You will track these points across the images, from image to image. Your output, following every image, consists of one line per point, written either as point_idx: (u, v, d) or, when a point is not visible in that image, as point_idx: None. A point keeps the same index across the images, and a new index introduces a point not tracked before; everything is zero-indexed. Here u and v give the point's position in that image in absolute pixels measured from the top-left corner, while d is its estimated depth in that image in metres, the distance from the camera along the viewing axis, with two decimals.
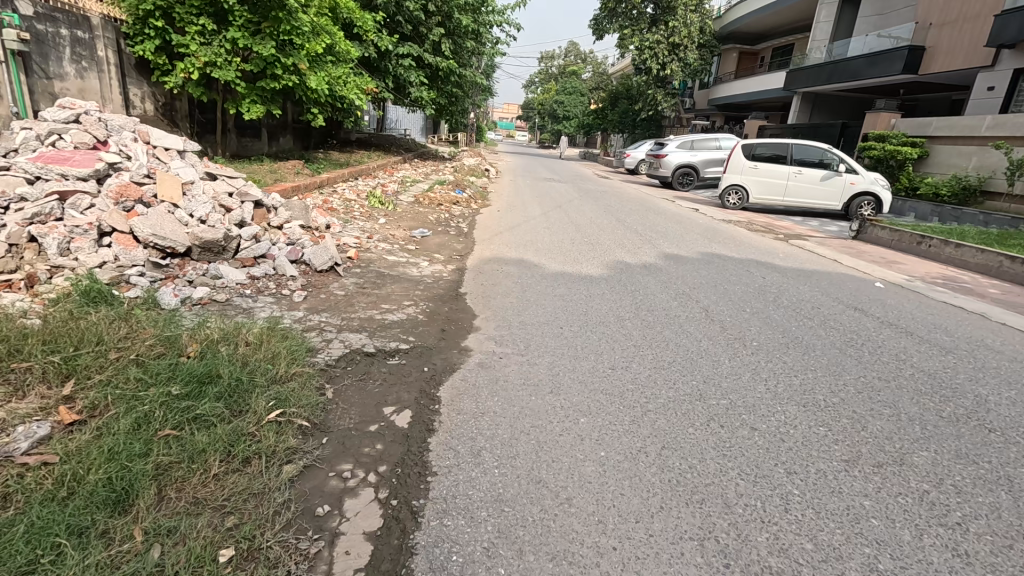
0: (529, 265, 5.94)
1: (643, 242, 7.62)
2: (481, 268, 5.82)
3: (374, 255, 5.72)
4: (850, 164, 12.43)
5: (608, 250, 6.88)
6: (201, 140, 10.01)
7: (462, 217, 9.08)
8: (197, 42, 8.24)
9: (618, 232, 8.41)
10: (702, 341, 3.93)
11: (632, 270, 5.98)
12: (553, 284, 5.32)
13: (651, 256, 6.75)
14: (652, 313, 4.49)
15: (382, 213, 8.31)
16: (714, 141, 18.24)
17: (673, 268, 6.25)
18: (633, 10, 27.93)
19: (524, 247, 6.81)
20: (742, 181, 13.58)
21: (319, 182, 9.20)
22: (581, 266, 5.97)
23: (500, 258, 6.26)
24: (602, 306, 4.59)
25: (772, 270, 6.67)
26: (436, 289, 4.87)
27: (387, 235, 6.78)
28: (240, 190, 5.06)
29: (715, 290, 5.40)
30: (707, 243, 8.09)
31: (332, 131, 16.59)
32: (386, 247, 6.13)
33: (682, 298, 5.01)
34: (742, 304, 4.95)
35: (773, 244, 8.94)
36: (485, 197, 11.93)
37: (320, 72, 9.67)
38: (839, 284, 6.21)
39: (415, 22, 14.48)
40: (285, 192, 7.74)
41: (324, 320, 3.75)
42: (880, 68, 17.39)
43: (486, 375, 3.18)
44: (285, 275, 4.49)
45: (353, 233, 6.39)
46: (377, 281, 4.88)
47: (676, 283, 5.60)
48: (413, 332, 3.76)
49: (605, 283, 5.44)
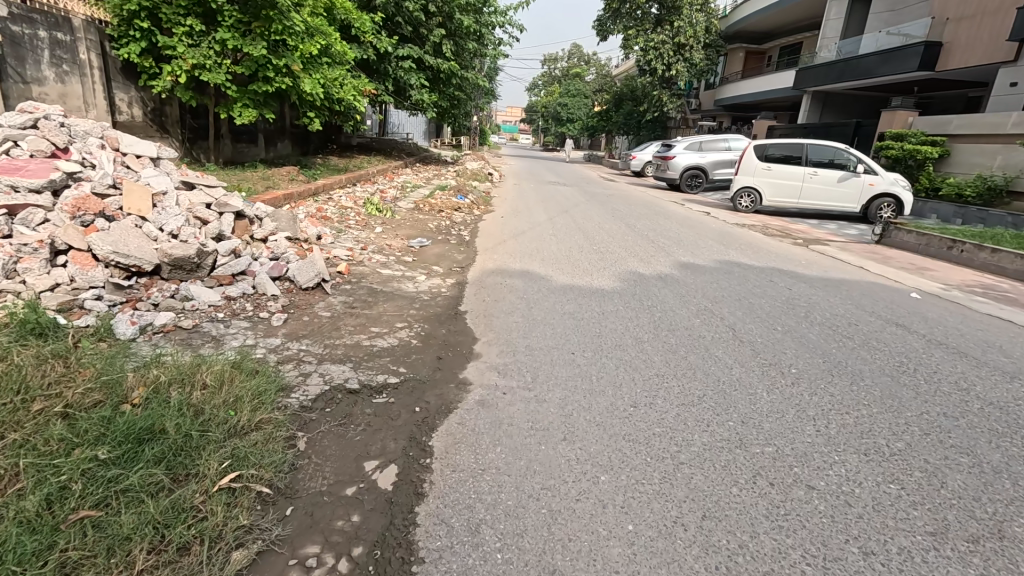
0: (535, 278, 5.49)
1: (656, 250, 7.15)
2: (483, 281, 5.38)
3: (368, 268, 5.28)
4: (869, 164, 11.89)
5: (619, 260, 6.41)
6: (193, 146, 9.66)
7: (463, 225, 8.64)
8: (184, 44, 7.86)
9: (628, 239, 7.95)
10: (734, 368, 3.45)
11: (646, 282, 5.51)
12: (562, 299, 4.86)
13: (665, 265, 6.26)
14: (673, 334, 4.01)
15: (379, 221, 7.89)
16: (723, 141, 17.79)
17: (691, 279, 5.77)
18: (638, 11, 27.51)
19: (530, 257, 6.36)
20: (754, 182, 13.09)
21: (315, 189, 8.79)
22: (591, 279, 5.51)
23: (503, 269, 5.80)
24: (618, 326, 4.12)
25: (797, 279, 6.17)
26: (434, 307, 4.42)
27: (383, 246, 6.34)
28: (219, 200, 4.64)
29: (739, 304, 4.92)
30: (724, 250, 7.60)
31: (331, 136, 16.24)
32: (381, 259, 5.69)
33: (704, 315, 4.53)
34: (771, 321, 4.47)
35: (792, 249, 8.44)
36: (488, 202, 11.49)
37: (314, 74, 9.27)
38: (872, 295, 5.71)
39: (415, 23, 14.10)
40: (277, 200, 7.32)
41: (304, 350, 3.30)
42: (894, 65, 16.83)
43: (487, 417, 2.73)
44: (265, 294, 4.06)
45: (346, 245, 5.96)
46: (369, 300, 4.43)
47: (696, 296, 5.11)
48: (404, 362, 3.32)
49: (619, 297, 4.97)
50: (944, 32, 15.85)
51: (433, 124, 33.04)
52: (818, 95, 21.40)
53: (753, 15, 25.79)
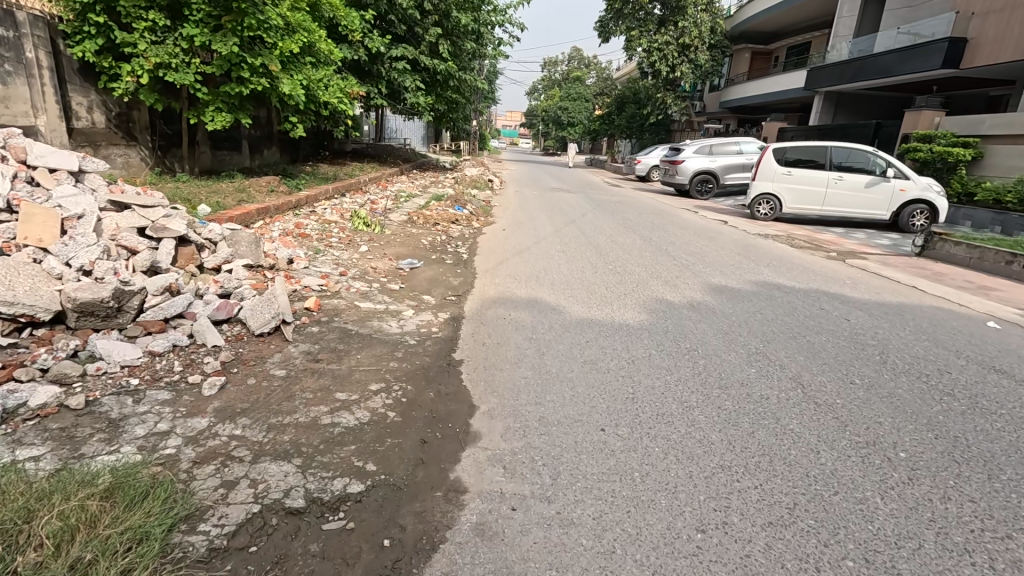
0: (545, 309, 4.61)
1: (679, 269, 6.29)
2: (482, 313, 4.50)
3: (344, 302, 4.37)
4: (899, 168, 11.01)
5: (641, 284, 5.53)
6: (166, 155, 8.87)
7: (461, 240, 7.78)
8: (146, 40, 7.04)
9: (646, 255, 7.08)
10: (823, 453, 2.56)
11: (677, 313, 4.62)
12: (580, 338, 3.97)
13: (695, 290, 5.37)
14: (727, 396, 3.12)
15: (365, 237, 7.04)
16: (734, 145, 16.91)
17: (729, 307, 4.89)
18: (641, 12, 26.72)
19: (537, 281, 5.48)
20: (773, 188, 12.21)
21: (297, 201, 7.95)
22: (612, 309, 4.65)
23: (508, 298, 4.93)
24: (656, 383, 3.23)
25: (851, 304, 5.29)
26: (421, 356, 3.51)
27: (366, 270, 5.47)
28: (156, 224, 3.77)
29: (793, 342, 4.05)
30: (755, 267, 6.76)
31: (322, 143, 15.44)
32: (361, 287, 4.81)
33: (759, 361, 3.64)
34: (840, 368, 3.59)
35: (828, 264, 7.57)
36: (489, 212, 10.62)
37: (296, 74, 8.43)
38: (944, 325, 4.81)
39: (410, 22, 13.30)
40: (250, 215, 6.47)
41: (237, 439, 2.38)
42: (916, 63, 15.92)
43: (490, 563, 1.83)
44: (203, 345, 3.19)
45: (322, 270, 5.08)
46: (341, 347, 3.51)
47: (741, 332, 4.22)
48: (377, 452, 2.42)
49: (649, 335, 4.09)
50: (970, 27, 14.86)
51: (431, 129, 32.32)
52: (831, 95, 20.53)
53: (760, 14, 24.98)
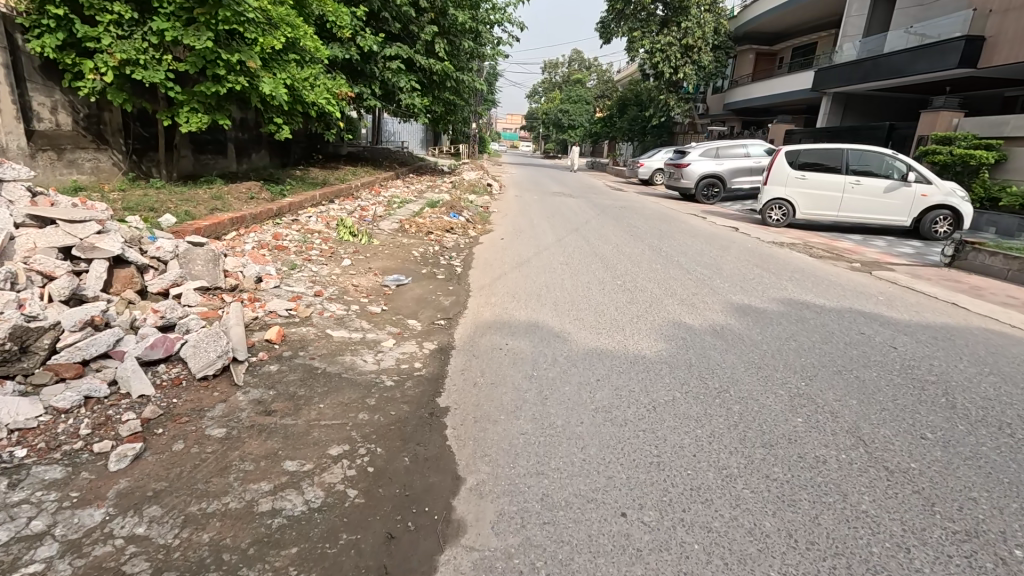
0: (548, 336, 4.02)
1: (695, 285, 5.70)
2: (475, 342, 3.89)
3: (313, 330, 3.76)
4: (921, 172, 10.41)
5: (655, 304, 4.93)
6: (141, 160, 8.32)
7: (456, 251, 7.20)
8: (112, 35, 6.45)
9: (658, 267, 6.49)
10: (918, 553, 1.95)
11: (700, 342, 4.03)
12: (589, 375, 3.37)
13: (716, 312, 4.78)
14: (774, 460, 2.51)
15: (350, 249, 6.44)
16: (741, 147, 16.25)
17: (757, 334, 4.29)
18: (642, 12, 26.19)
19: (538, 301, 4.88)
20: (786, 193, 11.60)
21: (279, 209, 7.36)
22: (625, 336, 4.06)
23: (505, 322, 4.33)
24: (686, 443, 2.63)
25: (892, 327, 4.69)
26: (398, 404, 2.91)
27: (346, 288, 4.88)
28: (83, 241, 3.21)
29: (838, 380, 3.46)
30: (776, 281, 6.17)
31: (313, 146, 14.87)
32: (337, 311, 4.21)
33: (805, 408, 3.03)
34: (904, 415, 2.98)
35: (854, 276, 6.97)
36: (486, 219, 10.04)
37: (279, 73, 7.85)
38: (1006, 352, 4.20)
39: (404, 20, 12.77)
40: (222, 226, 5.87)
41: (136, 543, 1.78)
42: (929, 62, 15.33)
43: None
44: (125, 396, 2.60)
45: (294, 290, 4.48)
46: (300, 393, 2.89)
47: (777, 366, 3.62)
48: (325, 560, 1.80)
49: (670, 371, 3.48)
50: (988, 25, 14.35)
51: (429, 132, 31.77)
52: (840, 96, 19.94)
53: (765, 14, 24.43)
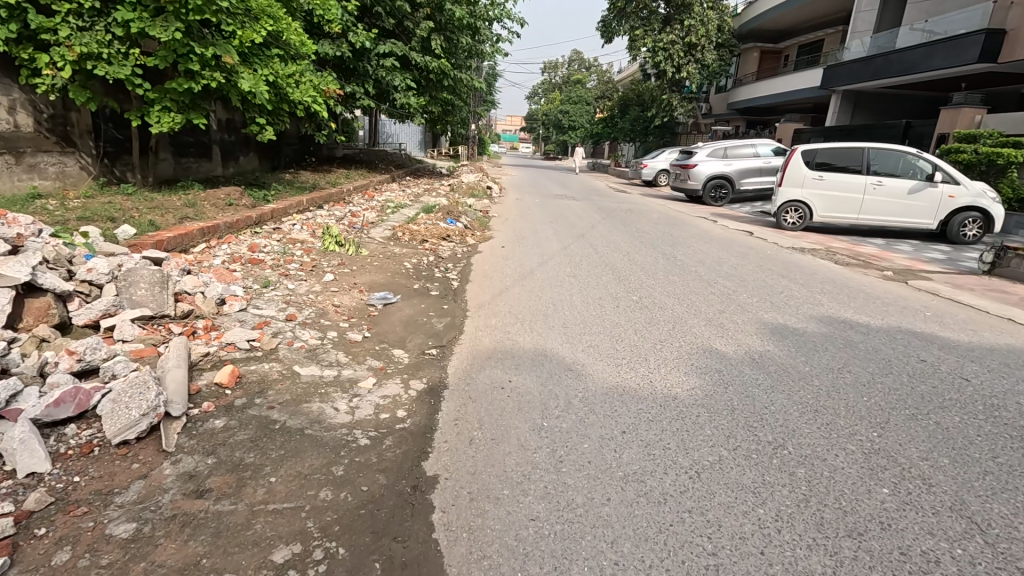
0: (559, 370, 3.39)
1: (720, 301, 5.07)
2: (471, 379, 3.26)
3: (277, 367, 3.13)
4: (948, 172, 9.80)
5: (680, 325, 4.31)
6: (113, 163, 7.71)
7: (452, 262, 6.58)
8: (70, 26, 5.81)
9: (676, 279, 5.87)
10: None
11: (740, 376, 3.40)
12: (613, 425, 2.75)
13: (751, 335, 4.15)
14: (870, 561, 1.89)
15: (335, 261, 5.82)
16: (750, 147, 15.64)
17: (803, 363, 3.66)
18: (644, 10, 25.58)
19: (544, 323, 4.26)
20: (802, 195, 10.96)
21: (259, 217, 6.74)
22: (651, 368, 3.45)
23: (509, 351, 3.71)
24: (750, 533, 2.00)
25: (956, 351, 4.05)
26: (373, 474, 2.28)
27: (325, 310, 4.25)
28: None
29: (918, 426, 2.83)
30: (808, 295, 5.54)
31: (304, 149, 14.25)
32: (310, 340, 3.57)
33: (890, 473, 2.40)
34: (1015, 481, 2.36)
35: (890, 287, 6.34)
36: (486, 225, 9.42)
37: (260, 68, 7.20)
38: None
39: (398, 15, 12.16)
40: (190, 237, 5.24)
41: None
42: (946, 58, 14.68)
43: None
44: (9, 477, 1.97)
45: (261, 315, 3.85)
46: (247, 462, 2.26)
47: (837, 408, 3.00)
48: None
49: (710, 418, 2.86)
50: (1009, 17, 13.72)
51: (427, 134, 31.10)
52: (850, 94, 19.32)
53: (771, 11, 23.79)
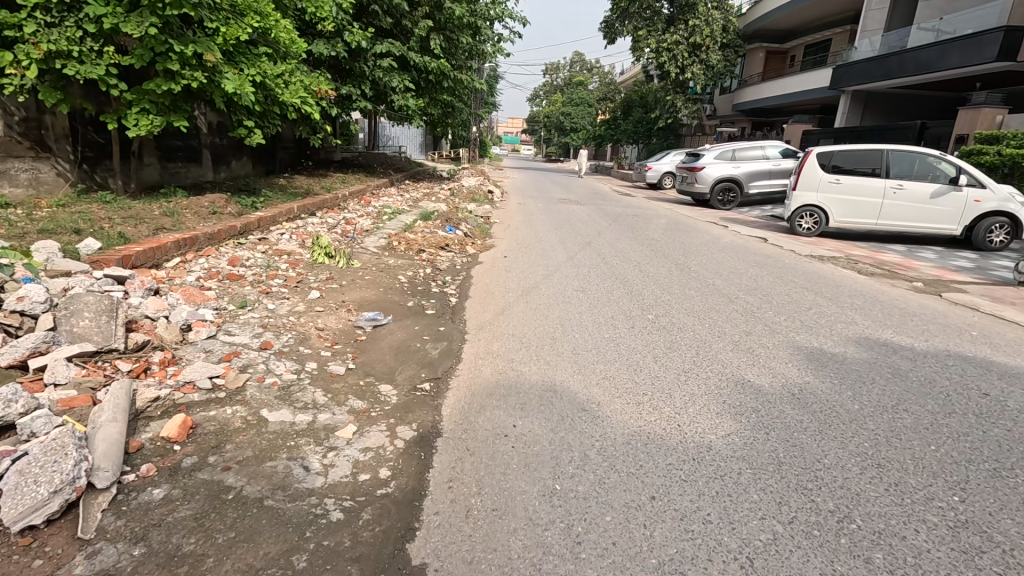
0: (572, 412, 2.93)
1: (746, 321, 4.60)
2: (470, 424, 2.79)
3: (242, 412, 2.66)
4: (973, 175, 9.31)
5: (705, 352, 3.85)
6: (93, 169, 7.27)
7: (451, 274, 6.13)
8: (37, 22, 5.36)
9: (694, 294, 5.40)
10: None
11: (781, 418, 2.93)
12: (639, 489, 2.28)
13: (786, 365, 3.69)
14: None
15: (323, 274, 5.37)
16: (760, 149, 15.19)
17: (851, 399, 3.19)
18: (647, 10, 25.12)
19: (552, 350, 3.79)
20: (818, 200, 10.47)
21: (244, 226, 6.28)
22: (678, 410, 2.98)
23: (513, 386, 3.23)
24: None
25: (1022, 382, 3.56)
26: (342, 567, 1.81)
27: (306, 335, 3.80)
28: None
29: (1006, 487, 2.36)
30: (839, 312, 5.07)
31: (300, 153, 13.83)
32: (284, 376, 3.10)
33: (991, 559, 1.93)
34: None
35: (925, 301, 5.85)
36: (487, 232, 8.97)
37: (246, 68, 6.76)
38: None
39: (396, 14, 11.74)
40: (163, 250, 4.78)
41: None
42: (963, 56, 14.16)
43: None
44: None
45: (230, 345, 3.38)
46: (184, 551, 1.79)
47: (902, 462, 2.52)
48: None
49: (755, 476, 2.39)
50: None
51: (428, 137, 30.69)
52: (860, 95, 18.84)
53: (776, 10, 23.29)
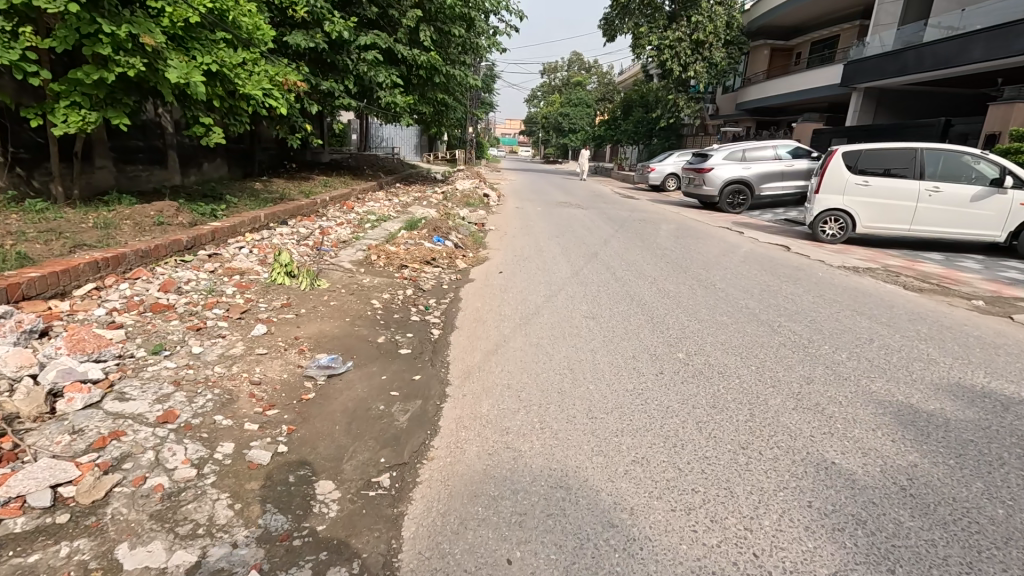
0: (594, 531, 1.98)
1: (801, 361, 3.66)
2: (440, 560, 1.83)
3: (83, 554, 1.71)
4: (1017, 176, 8.40)
5: (762, 413, 2.92)
6: (29, 173, 6.31)
7: (436, 296, 5.20)
8: None
9: (727, 322, 4.46)
10: None
11: (903, 539, 1.98)
12: None
13: (875, 433, 2.75)
14: None
15: (279, 299, 4.42)
16: (772, 148, 14.26)
17: (986, 497, 2.24)
18: (648, 6, 24.21)
19: (561, 412, 2.84)
20: (844, 203, 9.53)
21: (194, 239, 5.33)
22: (749, 525, 2.04)
23: (507, 479, 2.28)
24: None
25: None
26: None
27: (232, 394, 2.84)
28: None
29: None
30: (908, 345, 4.14)
31: (280, 156, 12.89)
32: (174, 472, 2.14)
33: None
34: None
35: (998, 324, 4.96)
36: (480, 241, 8.03)
37: (198, 57, 5.83)
38: None
39: (382, 3, 10.84)
40: (74, 273, 3.83)
41: None
42: (987, 49, 13.14)
43: None
44: None
45: (112, 418, 2.42)
46: None
47: None
48: None
49: None
50: None
51: (421, 139, 29.73)
52: (873, 92, 17.97)
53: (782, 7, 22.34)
